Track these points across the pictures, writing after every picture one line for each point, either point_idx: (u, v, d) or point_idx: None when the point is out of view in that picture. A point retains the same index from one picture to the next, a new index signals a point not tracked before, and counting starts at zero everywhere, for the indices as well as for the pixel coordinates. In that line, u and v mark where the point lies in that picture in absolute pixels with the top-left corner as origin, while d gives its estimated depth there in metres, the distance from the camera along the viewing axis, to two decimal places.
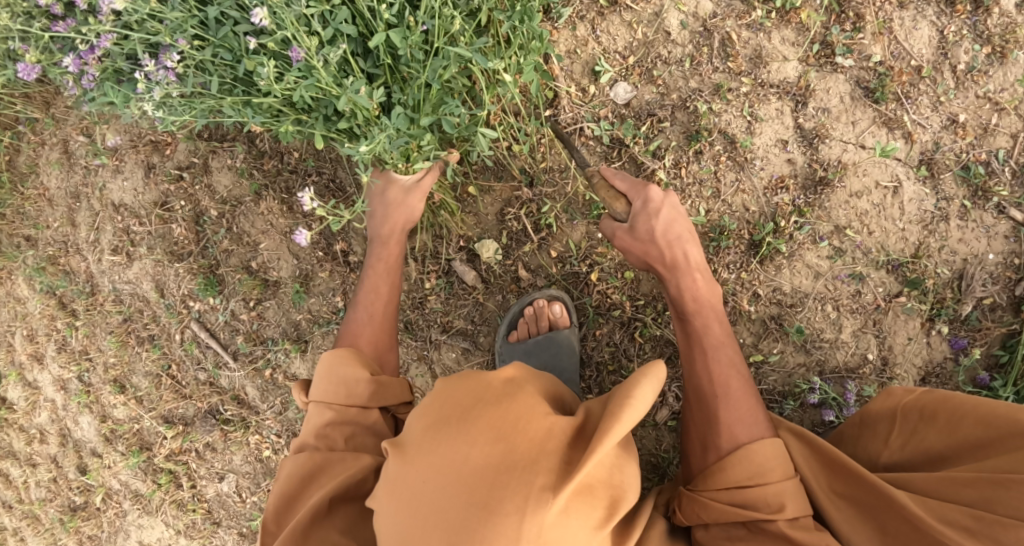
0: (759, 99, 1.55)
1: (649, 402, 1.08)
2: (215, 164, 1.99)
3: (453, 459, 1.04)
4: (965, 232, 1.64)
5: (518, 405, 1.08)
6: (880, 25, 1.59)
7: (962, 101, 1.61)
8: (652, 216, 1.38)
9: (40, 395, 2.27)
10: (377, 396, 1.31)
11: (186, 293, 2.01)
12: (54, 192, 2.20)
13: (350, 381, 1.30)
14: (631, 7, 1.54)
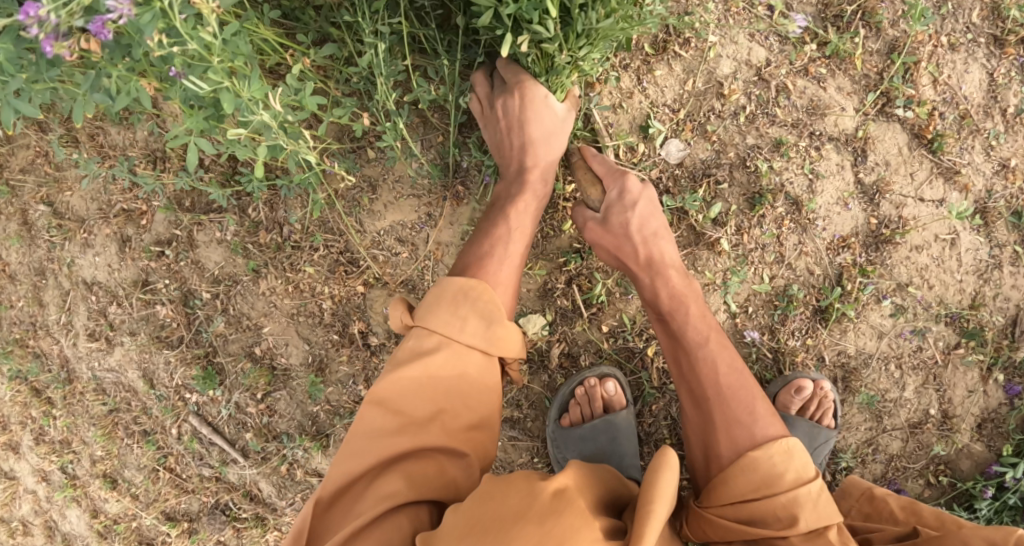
0: (817, 154, 1.47)
1: (673, 502, 0.95)
2: (201, 238, 1.77)
3: None
4: (1021, 278, 1.51)
5: (568, 521, 0.90)
6: (934, 70, 1.48)
7: (1013, 145, 1.49)
8: (663, 280, 1.29)
9: (17, 487, 2.01)
10: (497, 347, 1.17)
11: (180, 383, 1.80)
12: (16, 268, 1.92)
13: (463, 325, 1.15)
14: (680, 55, 1.46)
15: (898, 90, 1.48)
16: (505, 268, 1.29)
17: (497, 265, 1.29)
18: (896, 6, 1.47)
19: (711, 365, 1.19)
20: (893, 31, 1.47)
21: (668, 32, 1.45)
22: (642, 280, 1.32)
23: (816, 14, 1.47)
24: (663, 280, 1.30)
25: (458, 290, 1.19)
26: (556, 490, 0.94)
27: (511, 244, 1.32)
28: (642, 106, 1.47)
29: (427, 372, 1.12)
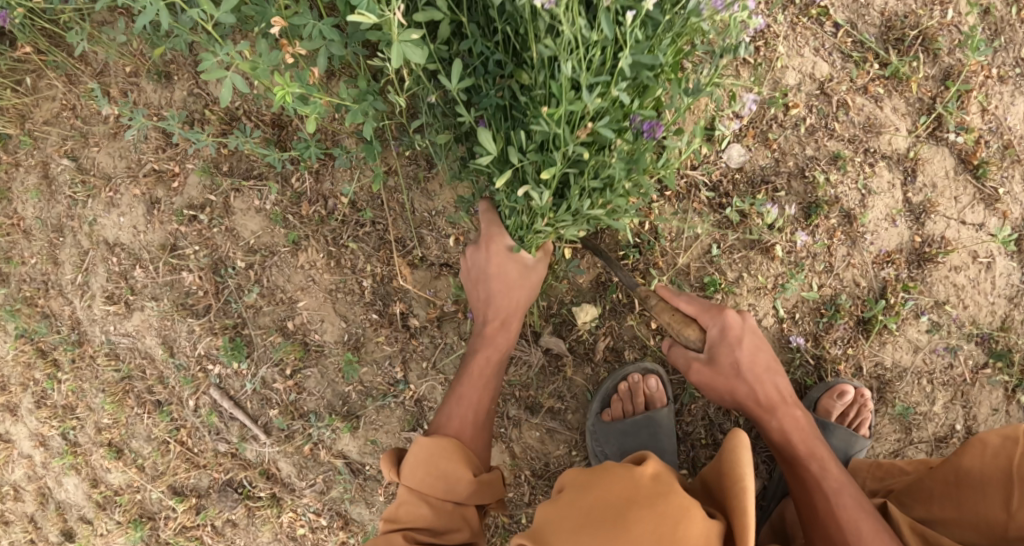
0: (871, 171, 1.51)
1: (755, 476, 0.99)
2: (238, 206, 1.72)
3: None
4: None
5: (676, 502, 0.93)
6: (983, 100, 1.53)
7: None
8: (734, 345, 1.31)
9: (12, 450, 1.92)
10: (477, 494, 1.26)
11: (203, 354, 1.75)
12: (32, 223, 1.84)
13: (451, 474, 1.24)
14: (748, 63, 1.50)
15: (951, 115, 1.52)
16: (471, 390, 1.41)
17: (453, 406, 1.38)
18: (953, 35, 1.52)
19: (784, 434, 1.30)
20: (950, 58, 1.52)
21: (738, 39, 1.49)
22: (694, 354, 1.35)
23: (878, 35, 1.52)
24: (728, 342, 1.32)
25: (431, 452, 1.26)
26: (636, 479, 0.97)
27: (450, 406, 1.39)
28: (708, 109, 1.49)
29: (428, 470, 1.24)
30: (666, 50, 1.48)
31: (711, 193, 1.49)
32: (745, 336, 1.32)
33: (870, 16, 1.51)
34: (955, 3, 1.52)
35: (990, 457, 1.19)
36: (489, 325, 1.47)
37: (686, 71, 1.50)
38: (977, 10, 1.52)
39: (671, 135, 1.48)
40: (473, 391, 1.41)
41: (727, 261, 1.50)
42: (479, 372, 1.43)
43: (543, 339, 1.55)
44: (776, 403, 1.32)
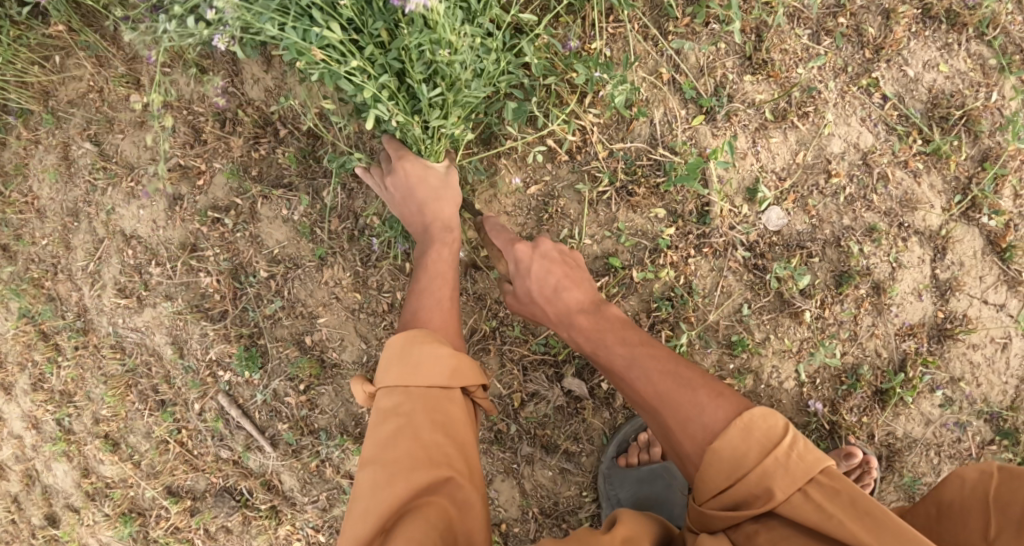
0: (903, 245, 1.53)
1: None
2: (265, 213, 1.71)
3: None
4: None
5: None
6: (1017, 184, 1.55)
7: None
8: (564, 324, 1.30)
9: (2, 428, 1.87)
10: (457, 375, 1.15)
11: (213, 359, 1.72)
12: (46, 203, 1.77)
13: (423, 364, 1.13)
14: (796, 126, 1.49)
15: (988, 197, 1.54)
16: (445, 251, 1.36)
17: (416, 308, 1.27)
18: (996, 117, 1.54)
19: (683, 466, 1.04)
20: (990, 140, 1.54)
21: (789, 102, 1.48)
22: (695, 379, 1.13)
23: (924, 110, 1.53)
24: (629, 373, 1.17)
25: (404, 342, 1.16)
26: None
27: (416, 304, 1.28)
28: (752, 168, 1.49)
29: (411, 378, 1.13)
30: (719, 106, 1.47)
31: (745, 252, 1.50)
32: (532, 265, 1.34)
33: (918, 92, 1.53)
34: (1001, 86, 1.54)
35: (969, 492, 1.13)
36: (442, 249, 1.37)
37: (734, 127, 1.48)
38: None
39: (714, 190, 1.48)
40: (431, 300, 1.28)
41: (756, 321, 1.51)
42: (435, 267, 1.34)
43: (565, 379, 1.54)
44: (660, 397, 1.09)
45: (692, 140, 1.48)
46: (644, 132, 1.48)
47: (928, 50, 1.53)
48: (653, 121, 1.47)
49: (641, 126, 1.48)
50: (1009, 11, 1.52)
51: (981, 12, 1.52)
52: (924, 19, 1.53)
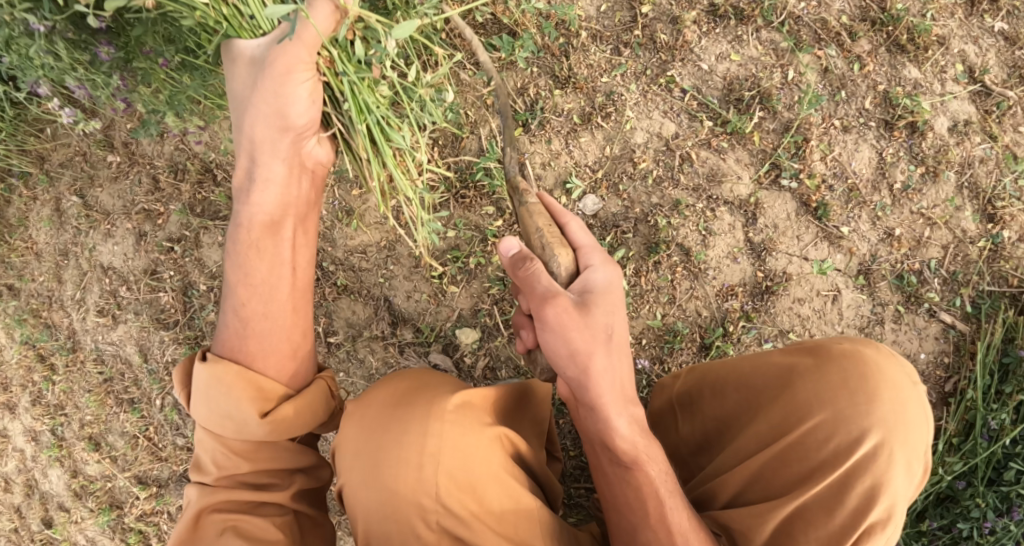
0: (712, 216, 1.78)
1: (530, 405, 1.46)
2: (206, 240, 2.12)
3: (392, 462, 1.27)
4: (899, 334, 1.82)
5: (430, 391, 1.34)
6: (826, 148, 1.80)
7: (898, 216, 1.81)
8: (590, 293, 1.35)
9: (7, 443, 2.30)
10: (278, 430, 1.34)
11: (170, 360, 2.11)
12: (42, 247, 2.27)
13: (239, 414, 1.32)
14: (602, 126, 1.80)
15: (787, 164, 1.79)
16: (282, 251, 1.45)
17: (261, 359, 1.38)
18: (791, 93, 1.80)
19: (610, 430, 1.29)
20: (789, 113, 1.80)
21: (593, 107, 1.80)
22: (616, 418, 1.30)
23: (721, 96, 1.81)
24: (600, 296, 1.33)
25: (218, 379, 1.33)
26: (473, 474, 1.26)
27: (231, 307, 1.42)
28: (567, 165, 1.80)
29: (238, 407, 1.32)
30: (532, 116, 1.79)
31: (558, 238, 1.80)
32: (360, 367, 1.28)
33: (712, 81, 1.81)
34: (792, 65, 1.80)
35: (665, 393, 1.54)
36: (253, 213, 1.46)
37: (550, 134, 1.81)
38: (816, 69, 1.80)
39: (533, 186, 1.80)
40: (256, 303, 1.41)
41: None
42: (239, 261, 1.43)
43: (431, 357, 1.84)
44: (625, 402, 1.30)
45: (513, 148, 1.81)
46: (473, 145, 1.82)
47: (719, 44, 1.81)
48: (480, 136, 1.82)
49: (470, 140, 1.82)
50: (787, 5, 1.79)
51: (763, 6, 1.79)
52: (716, 17, 1.81)
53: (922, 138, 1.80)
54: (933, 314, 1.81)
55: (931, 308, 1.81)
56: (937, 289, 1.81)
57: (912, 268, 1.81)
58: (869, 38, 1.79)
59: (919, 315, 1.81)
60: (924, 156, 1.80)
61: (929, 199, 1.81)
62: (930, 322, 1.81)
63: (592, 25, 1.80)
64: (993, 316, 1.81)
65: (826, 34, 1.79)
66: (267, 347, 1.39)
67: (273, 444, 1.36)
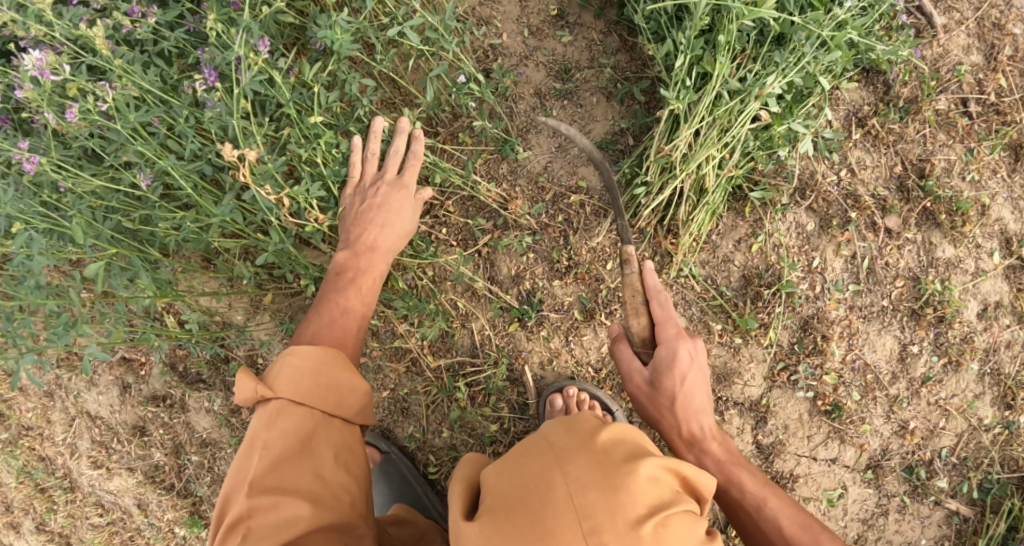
0: (722, 419, 1.70)
1: (288, 383, 1.23)
2: (192, 403, 2.03)
3: (313, 380, 1.24)
4: (903, 524, 1.70)
5: (286, 422, 1.20)
6: (850, 337, 1.68)
7: (914, 408, 1.69)
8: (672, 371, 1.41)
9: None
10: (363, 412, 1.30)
11: (170, 520, 2.06)
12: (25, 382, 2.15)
13: (305, 411, 1.22)
14: (606, 323, 1.73)
15: (803, 368, 1.68)
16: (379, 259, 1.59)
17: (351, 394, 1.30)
18: (816, 283, 1.69)
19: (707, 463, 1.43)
20: (810, 307, 1.69)
21: (595, 300, 1.73)
22: (638, 368, 1.45)
23: (738, 288, 1.70)
24: (672, 372, 1.42)
25: (320, 357, 1.28)
26: (247, 505, 1.13)
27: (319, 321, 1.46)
28: (567, 362, 1.74)
29: (326, 400, 1.25)
30: (528, 312, 1.73)
31: (534, 434, 1.74)
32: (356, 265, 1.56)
33: (730, 271, 1.70)
34: (822, 251, 1.69)
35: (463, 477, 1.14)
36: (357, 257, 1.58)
37: (550, 329, 1.74)
38: (842, 257, 1.69)
39: (527, 382, 1.74)
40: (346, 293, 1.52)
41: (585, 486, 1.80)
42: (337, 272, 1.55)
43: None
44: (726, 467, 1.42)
45: (509, 344, 1.75)
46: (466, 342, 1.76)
47: (738, 227, 1.70)
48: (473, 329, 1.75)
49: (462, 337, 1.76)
50: (818, 186, 1.68)
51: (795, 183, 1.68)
52: (737, 196, 1.69)
53: (949, 327, 1.67)
54: (939, 502, 1.68)
55: (938, 498, 1.68)
56: (946, 478, 1.69)
57: (923, 457, 1.69)
58: (898, 213, 1.69)
59: (924, 504, 1.69)
60: (947, 346, 1.67)
61: (948, 389, 1.68)
62: (933, 511, 1.69)
63: (596, 199, 1.73)
64: (998, 506, 1.67)
65: (858, 212, 1.68)
66: (349, 325, 1.49)
67: (338, 398, 1.26)
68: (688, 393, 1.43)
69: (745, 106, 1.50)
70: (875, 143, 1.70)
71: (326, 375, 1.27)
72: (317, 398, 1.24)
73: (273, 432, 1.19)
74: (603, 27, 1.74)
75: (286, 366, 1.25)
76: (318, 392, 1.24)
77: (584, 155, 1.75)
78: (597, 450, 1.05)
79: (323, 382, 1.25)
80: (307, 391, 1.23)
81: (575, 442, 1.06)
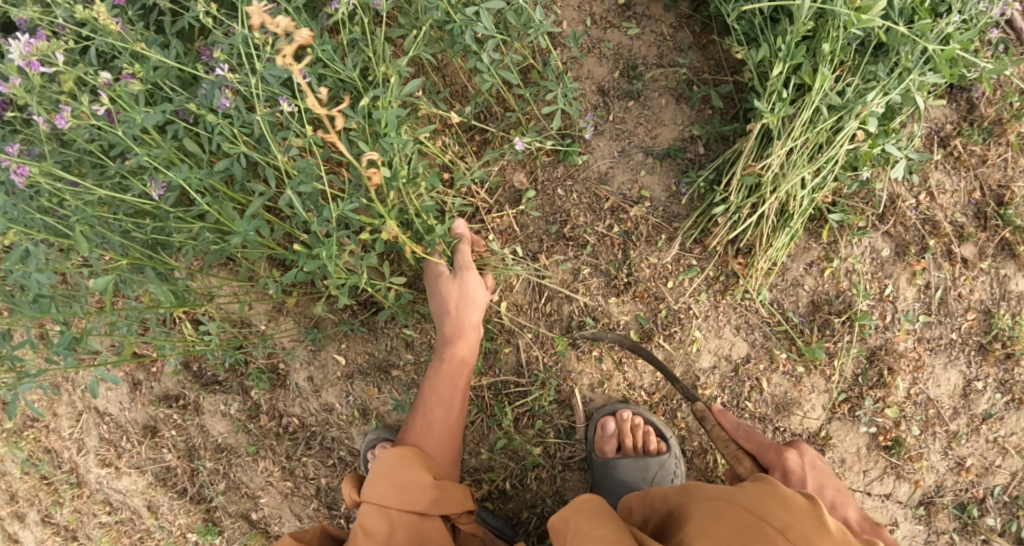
0: (777, 450, 1.64)
1: (372, 488, 1.36)
2: (208, 406, 1.92)
3: (401, 492, 1.35)
4: None
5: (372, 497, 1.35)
6: (915, 371, 1.62)
7: (972, 445, 1.63)
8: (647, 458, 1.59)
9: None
10: (440, 501, 1.37)
11: (182, 525, 1.96)
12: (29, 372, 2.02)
13: (403, 496, 1.35)
14: (663, 345, 1.65)
15: (865, 399, 1.62)
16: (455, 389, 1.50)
17: (443, 410, 1.49)
18: (886, 312, 1.61)
19: (753, 432, 1.38)
20: (876, 337, 1.62)
21: (653, 321, 1.65)
22: (776, 462, 1.32)
23: (805, 314, 1.62)
24: (630, 432, 1.61)
25: (393, 461, 1.38)
26: None
27: (420, 414, 1.49)
28: (619, 385, 1.67)
29: (394, 491, 1.35)
30: (580, 330, 1.65)
31: (579, 458, 1.69)
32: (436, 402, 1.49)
33: (797, 296, 1.62)
34: (895, 279, 1.61)
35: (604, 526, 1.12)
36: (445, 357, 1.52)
37: (602, 350, 1.66)
38: (914, 286, 1.61)
39: (575, 403, 1.67)
40: (441, 406, 1.49)
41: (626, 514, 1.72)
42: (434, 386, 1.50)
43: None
44: (749, 437, 1.37)
45: (558, 364, 1.67)
46: (511, 359, 1.68)
47: (808, 250, 1.61)
48: (518, 348, 1.67)
49: (507, 353, 1.68)
50: (897, 211, 1.59)
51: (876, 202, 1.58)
52: (813, 216, 1.60)
53: (1016, 364, 1.60)
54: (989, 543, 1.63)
55: (989, 539, 1.63)
56: (998, 519, 1.63)
57: (976, 495, 1.64)
58: (975, 241, 1.60)
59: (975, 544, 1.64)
60: (1013, 384, 1.61)
61: (1008, 427, 1.62)
62: None
63: (659, 212, 1.64)
64: None
65: (935, 239, 1.60)
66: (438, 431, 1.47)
67: (415, 492, 1.35)
68: (753, 434, 1.38)
69: (842, 124, 1.42)
70: (956, 164, 1.60)
71: (405, 478, 1.36)
72: (392, 501, 1.34)
73: (364, 537, 1.32)
74: (674, 21, 1.63)
75: (375, 467, 1.39)
76: (394, 488, 1.35)
77: (649, 162, 1.64)
78: (834, 537, 0.94)
79: (402, 494, 1.35)
80: (403, 502, 1.34)
81: (802, 528, 0.95)
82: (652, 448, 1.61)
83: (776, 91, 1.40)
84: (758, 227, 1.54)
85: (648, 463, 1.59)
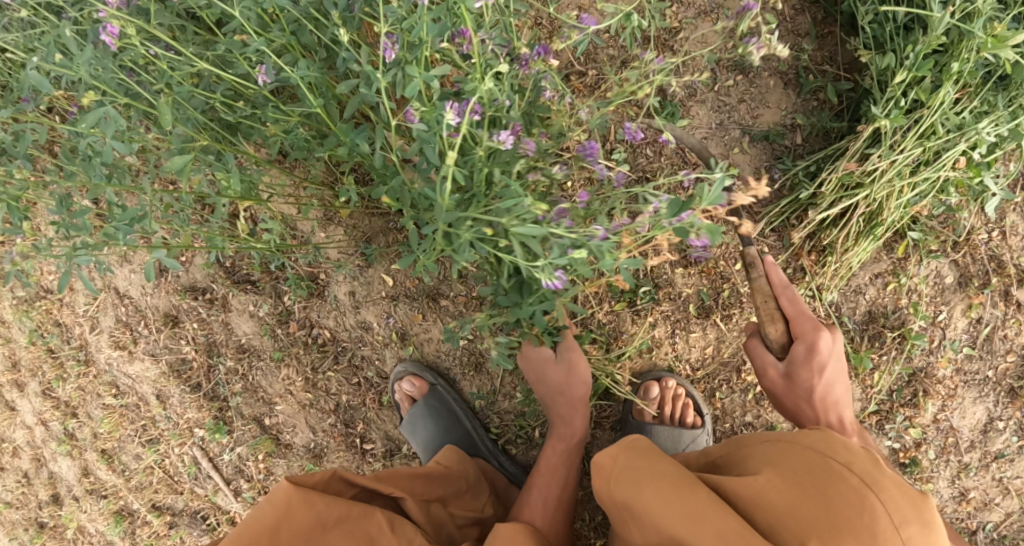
0: None
1: None
2: (236, 304, 1.88)
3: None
4: None
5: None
6: (946, 398, 1.65)
7: (978, 479, 1.68)
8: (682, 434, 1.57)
9: (14, 417, 2.06)
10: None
11: (191, 420, 1.95)
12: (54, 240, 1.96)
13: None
14: (718, 325, 1.60)
15: (895, 415, 1.65)
16: (555, 458, 1.55)
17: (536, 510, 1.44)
18: (935, 337, 1.63)
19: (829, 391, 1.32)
20: (919, 360, 1.64)
21: (714, 299, 1.59)
22: (772, 362, 1.35)
23: (860, 322, 1.63)
24: (812, 362, 1.31)
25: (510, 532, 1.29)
26: None
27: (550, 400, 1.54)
28: (667, 355, 1.63)
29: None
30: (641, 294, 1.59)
31: (614, 418, 1.65)
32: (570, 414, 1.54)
33: (857, 304, 1.63)
34: (950, 307, 1.62)
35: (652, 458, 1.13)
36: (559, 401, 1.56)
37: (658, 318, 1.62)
38: (966, 317, 1.62)
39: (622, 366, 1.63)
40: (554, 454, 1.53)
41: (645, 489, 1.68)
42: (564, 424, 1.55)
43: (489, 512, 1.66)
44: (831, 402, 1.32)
45: (612, 323, 1.62)
46: (566, 311, 1.62)
47: (879, 261, 1.61)
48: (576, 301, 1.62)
49: None
50: (970, 242, 1.59)
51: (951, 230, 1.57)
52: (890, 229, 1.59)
53: None
54: None
55: None
56: None
57: (969, 525, 1.70)
58: None
59: None
60: None
61: (1016, 469, 1.67)
62: None
63: (745, 191, 1.57)
64: None
65: (997, 278, 1.60)
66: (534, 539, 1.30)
67: None
68: (828, 386, 1.32)
69: (950, 145, 1.36)
70: None
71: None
72: None
73: None
74: (797, 2, 1.51)
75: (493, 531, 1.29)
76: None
77: (744, 141, 1.55)
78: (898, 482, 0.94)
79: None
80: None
81: (865, 464, 0.95)
82: (688, 420, 1.57)
83: (893, 99, 1.33)
84: (845, 226, 1.48)
85: (682, 435, 1.56)
